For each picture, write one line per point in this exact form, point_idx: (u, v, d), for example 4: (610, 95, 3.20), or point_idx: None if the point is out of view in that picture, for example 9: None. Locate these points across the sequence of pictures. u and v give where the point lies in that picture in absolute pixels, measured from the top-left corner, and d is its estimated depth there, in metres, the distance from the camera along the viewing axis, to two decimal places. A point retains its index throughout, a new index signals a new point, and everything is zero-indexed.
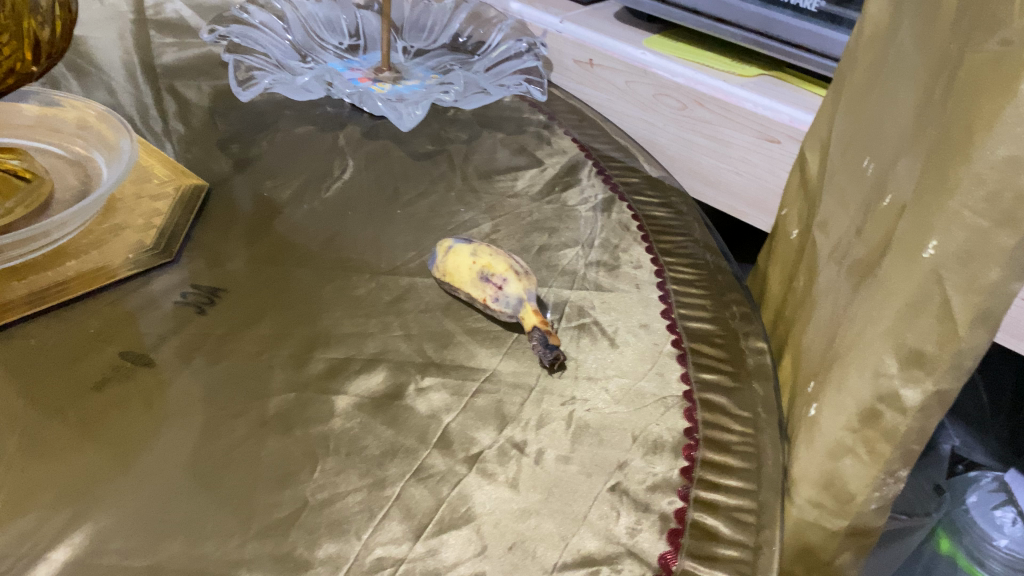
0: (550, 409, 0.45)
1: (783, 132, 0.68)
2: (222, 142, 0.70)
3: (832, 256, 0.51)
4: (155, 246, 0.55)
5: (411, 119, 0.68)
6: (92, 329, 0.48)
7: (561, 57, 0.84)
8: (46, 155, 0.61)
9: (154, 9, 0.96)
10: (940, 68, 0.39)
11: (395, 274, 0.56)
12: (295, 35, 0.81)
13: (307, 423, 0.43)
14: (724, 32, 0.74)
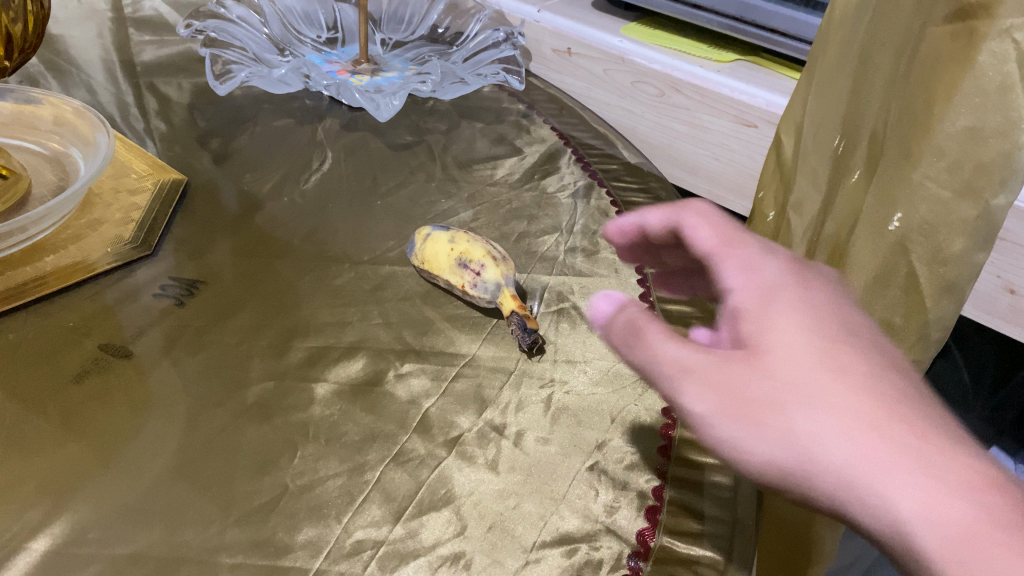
0: (529, 393, 0.46)
1: (759, 116, 0.69)
2: (200, 137, 0.70)
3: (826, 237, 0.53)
4: (133, 239, 0.55)
5: (389, 110, 0.68)
6: (70, 323, 0.48)
7: (538, 46, 0.84)
8: (23, 152, 0.61)
9: (132, 7, 0.95)
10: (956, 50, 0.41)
11: (375, 263, 0.56)
12: (273, 29, 0.81)
13: (287, 411, 0.43)
14: (700, 18, 0.74)
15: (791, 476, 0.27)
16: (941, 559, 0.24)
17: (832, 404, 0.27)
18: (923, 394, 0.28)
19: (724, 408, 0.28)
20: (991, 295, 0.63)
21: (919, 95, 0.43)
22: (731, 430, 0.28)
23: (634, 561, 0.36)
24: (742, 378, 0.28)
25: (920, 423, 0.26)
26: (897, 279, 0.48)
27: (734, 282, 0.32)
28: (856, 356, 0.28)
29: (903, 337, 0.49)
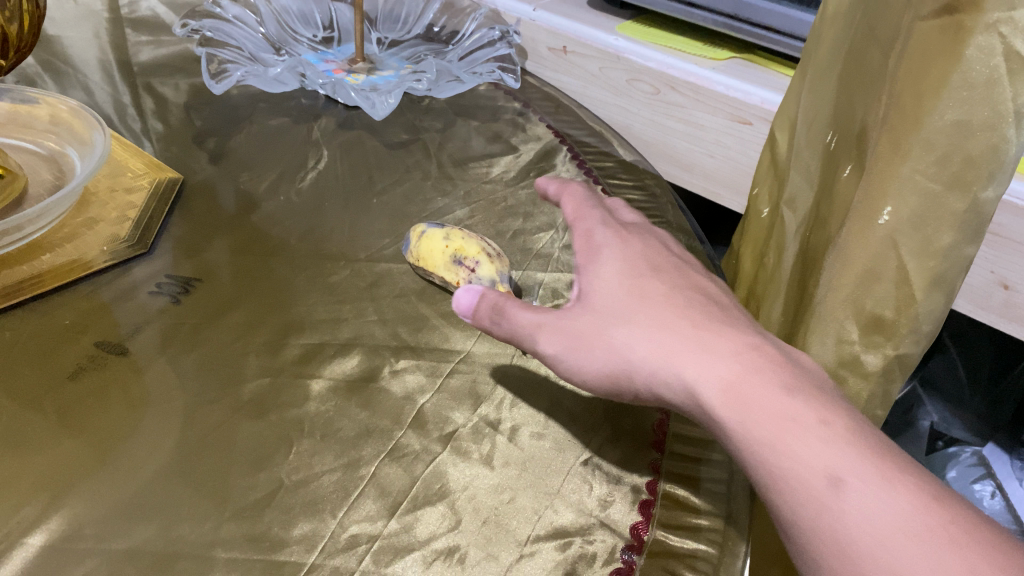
0: (524, 389, 0.46)
1: (754, 113, 0.69)
2: (197, 136, 0.70)
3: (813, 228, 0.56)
4: (130, 238, 0.55)
5: (385, 108, 0.68)
6: (66, 320, 0.48)
7: (534, 45, 0.84)
8: (20, 152, 0.61)
9: (129, 7, 0.96)
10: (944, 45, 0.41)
11: (371, 261, 0.56)
12: (269, 29, 0.81)
13: (282, 407, 0.43)
14: (695, 15, 0.75)
15: (620, 377, 0.38)
16: (719, 407, 0.34)
17: (639, 321, 0.39)
18: (705, 304, 0.40)
19: (566, 342, 0.40)
20: (982, 287, 0.63)
21: (910, 90, 0.44)
22: (571, 353, 0.40)
23: (628, 555, 0.37)
24: (579, 318, 0.40)
25: (694, 320, 0.38)
26: (889, 272, 0.48)
27: (581, 255, 0.45)
28: (658, 290, 0.41)
29: (895, 329, 0.50)
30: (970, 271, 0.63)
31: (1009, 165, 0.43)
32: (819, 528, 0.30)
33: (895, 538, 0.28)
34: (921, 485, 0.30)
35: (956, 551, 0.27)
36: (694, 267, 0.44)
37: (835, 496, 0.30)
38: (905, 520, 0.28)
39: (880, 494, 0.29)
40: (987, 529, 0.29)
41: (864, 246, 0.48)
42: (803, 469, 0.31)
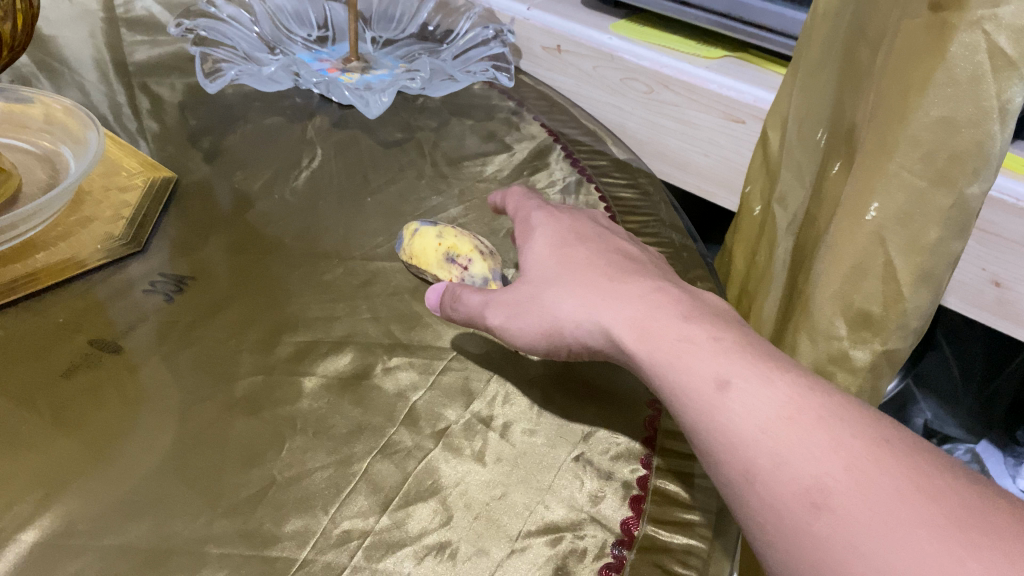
0: (516, 385, 0.46)
1: (747, 112, 0.69)
2: (192, 135, 0.70)
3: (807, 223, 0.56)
4: (124, 237, 0.56)
5: (379, 106, 0.69)
6: (61, 319, 0.49)
7: (529, 44, 0.84)
8: (14, 151, 0.61)
9: (125, 7, 0.96)
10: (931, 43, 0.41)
11: (366, 259, 0.56)
12: (263, 28, 0.82)
13: (275, 405, 0.43)
14: (688, 15, 0.75)
15: (554, 331, 0.42)
16: (632, 346, 0.38)
17: (564, 282, 0.43)
18: (623, 263, 0.44)
19: (506, 311, 0.44)
20: (971, 284, 0.63)
21: (897, 87, 0.44)
22: (513, 320, 0.43)
23: (618, 549, 0.37)
24: (517, 288, 0.44)
25: (611, 275, 0.42)
26: (876, 268, 0.49)
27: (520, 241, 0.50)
28: (582, 256, 0.45)
29: (883, 325, 0.51)
30: (959, 266, 0.63)
31: (994, 160, 0.43)
32: (712, 429, 0.32)
33: (776, 426, 0.30)
34: (801, 379, 0.32)
35: (828, 426, 0.30)
36: (619, 235, 0.49)
37: (722, 397, 0.32)
38: (783, 408, 0.31)
39: (763, 391, 0.32)
40: (860, 408, 0.31)
41: (853, 243, 0.49)
42: (697, 381, 0.34)
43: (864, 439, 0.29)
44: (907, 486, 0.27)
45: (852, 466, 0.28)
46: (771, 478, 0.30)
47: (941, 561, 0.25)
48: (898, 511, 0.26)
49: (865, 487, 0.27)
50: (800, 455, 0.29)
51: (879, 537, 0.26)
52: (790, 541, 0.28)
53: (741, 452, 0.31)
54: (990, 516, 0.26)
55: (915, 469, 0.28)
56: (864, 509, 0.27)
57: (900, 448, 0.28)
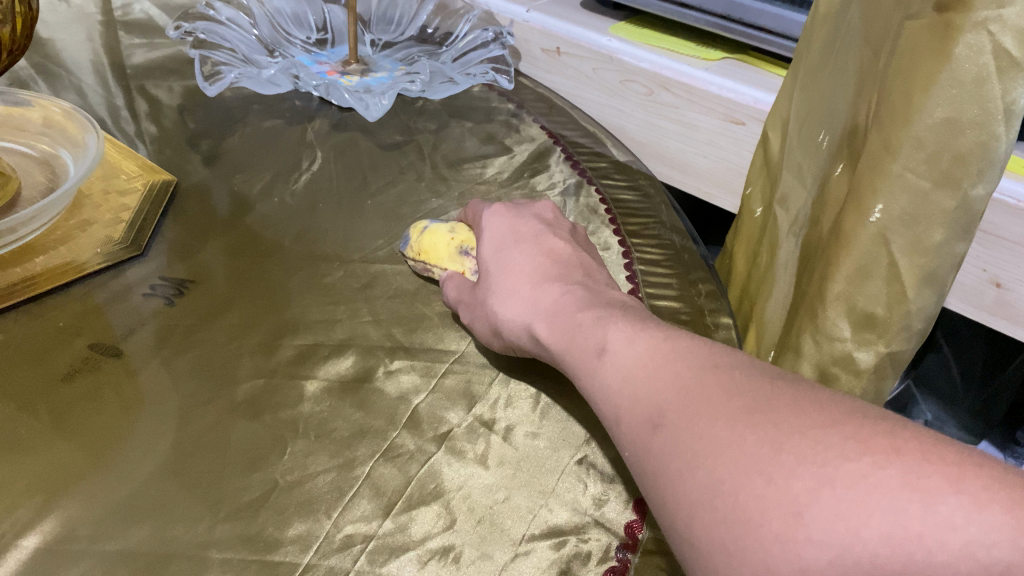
0: (518, 389, 0.46)
1: (747, 113, 0.69)
2: (191, 138, 0.70)
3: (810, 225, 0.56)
4: (124, 240, 0.55)
5: (378, 109, 0.69)
6: (61, 323, 0.48)
7: (528, 46, 0.84)
8: (12, 154, 0.61)
9: (122, 10, 0.96)
10: (935, 45, 0.41)
11: (366, 261, 0.56)
12: (262, 31, 0.81)
13: (276, 408, 0.43)
14: (687, 16, 0.75)
15: (496, 333, 0.45)
16: (552, 346, 0.41)
17: (498, 289, 0.46)
18: (553, 257, 0.47)
19: (467, 310, 0.48)
20: (973, 286, 0.63)
21: (900, 88, 0.44)
22: (471, 320, 0.48)
23: (623, 553, 0.37)
24: (471, 293, 0.48)
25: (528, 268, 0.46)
26: (878, 269, 0.49)
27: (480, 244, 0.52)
28: (515, 249, 0.48)
29: (886, 326, 0.51)
30: (962, 268, 0.63)
31: (999, 161, 0.43)
32: (591, 388, 0.37)
33: (632, 372, 0.34)
34: (661, 332, 0.36)
35: (668, 360, 0.34)
36: (561, 230, 0.50)
37: (599, 361, 0.37)
38: (641, 356, 0.35)
39: (628, 347, 0.36)
40: (701, 342, 0.35)
41: (856, 245, 0.49)
42: (585, 353, 0.38)
43: (695, 365, 0.33)
44: (716, 392, 0.30)
45: (680, 386, 0.32)
46: (626, 410, 0.33)
47: (731, 440, 0.28)
48: (707, 410, 0.30)
49: (686, 402, 0.31)
50: (647, 390, 0.33)
51: (689, 433, 0.30)
52: (637, 459, 0.32)
53: (608, 399, 0.35)
54: (776, 401, 0.29)
55: (730, 379, 0.31)
56: (685, 416, 0.30)
57: (722, 366, 0.32)
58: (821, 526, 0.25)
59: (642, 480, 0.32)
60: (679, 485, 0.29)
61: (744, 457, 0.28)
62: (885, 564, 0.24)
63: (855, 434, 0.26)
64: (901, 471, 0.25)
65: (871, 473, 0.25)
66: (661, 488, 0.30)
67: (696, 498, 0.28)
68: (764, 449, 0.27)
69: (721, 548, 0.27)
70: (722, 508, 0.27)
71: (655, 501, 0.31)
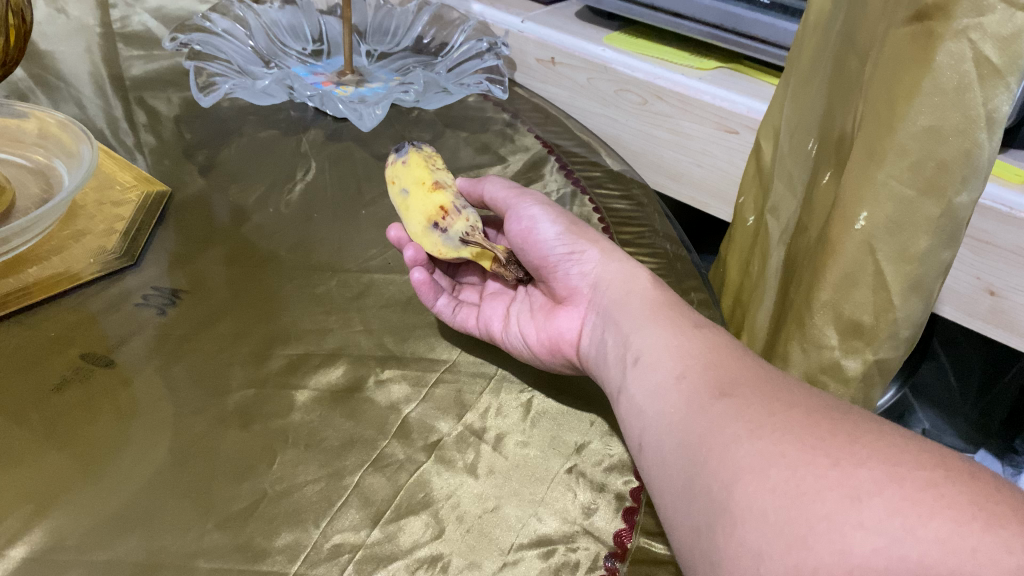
0: (509, 398, 0.46)
1: (741, 122, 0.69)
2: (187, 149, 0.70)
3: (801, 234, 0.57)
4: (118, 250, 0.55)
5: (372, 119, 0.69)
6: (53, 333, 0.48)
7: (523, 56, 0.84)
8: (8, 166, 0.61)
9: (121, 23, 0.96)
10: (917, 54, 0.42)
11: (360, 271, 0.56)
12: (258, 42, 0.82)
13: (266, 417, 0.43)
14: (681, 26, 0.75)
15: (580, 240, 0.49)
16: (648, 294, 0.46)
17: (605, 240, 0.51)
18: None
19: (552, 211, 0.51)
20: (962, 291, 0.64)
21: (886, 97, 0.44)
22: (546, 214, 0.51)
23: (610, 562, 0.37)
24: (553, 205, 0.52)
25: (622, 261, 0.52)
26: (867, 278, 0.49)
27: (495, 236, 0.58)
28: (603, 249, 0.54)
29: (873, 335, 0.52)
30: (953, 273, 0.63)
31: (982, 169, 0.43)
32: (674, 347, 0.40)
33: (721, 347, 0.39)
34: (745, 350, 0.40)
35: (753, 367, 0.37)
36: None
37: (692, 331, 0.41)
38: (732, 350, 0.39)
39: (720, 333, 0.41)
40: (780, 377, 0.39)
41: (844, 253, 0.49)
42: (683, 318, 0.43)
43: (778, 378, 0.36)
44: (798, 397, 0.34)
45: (761, 379, 0.36)
46: (699, 376, 0.37)
47: (806, 423, 0.31)
48: (788, 399, 0.34)
49: (767, 393, 0.34)
50: (731, 373, 0.37)
51: (769, 408, 0.33)
52: (697, 420, 0.35)
53: (690, 348, 0.40)
54: (852, 413, 0.33)
55: (810, 395, 0.34)
56: (758, 397, 0.34)
57: (804, 387, 0.36)
58: (875, 516, 0.26)
59: (690, 441, 0.34)
60: (736, 446, 0.32)
61: (816, 439, 0.30)
62: (933, 562, 0.24)
63: (926, 454, 0.28)
64: (969, 490, 0.26)
65: (939, 484, 0.26)
66: (713, 454, 0.32)
67: (753, 463, 0.31)
68: (838, 438, 0.30)
69: (768, 508, 0.29)
70: (778, 475, 0.29)
71: (698, 463, 0.33)
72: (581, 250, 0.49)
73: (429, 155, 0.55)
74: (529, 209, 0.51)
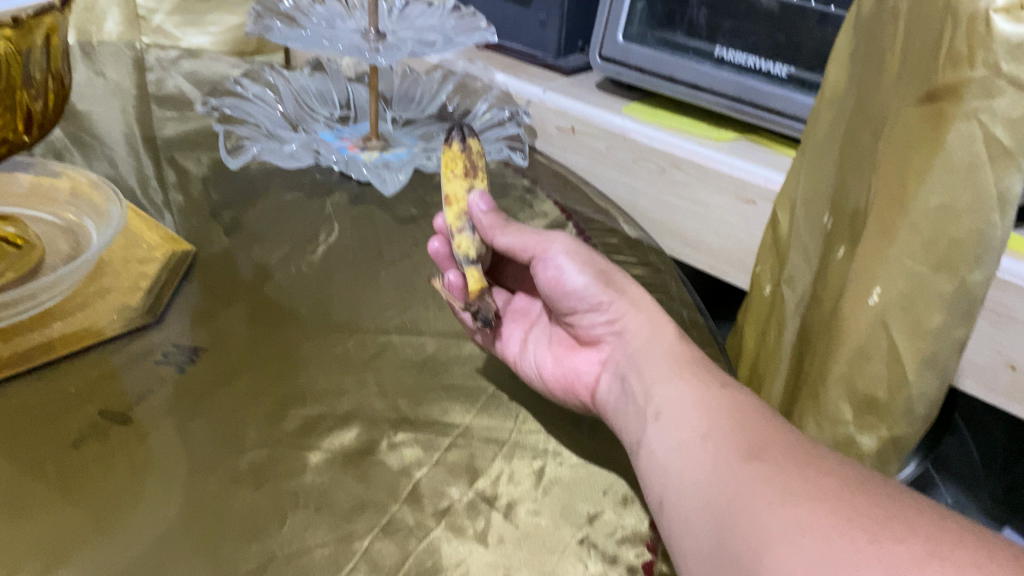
0: (521, 465, 0.46)
1: (758, 193, 0.71)
2: (214, 208, 0.72)
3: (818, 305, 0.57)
4: (141, 307, 0.56)
5: (394, 184, 0.70)
6: (73, 388, 0.49)
7: (544, 124, 0.85)
8: (39, 223, 0.63)
9: (156, 86, 1.00)
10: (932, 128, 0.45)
11: (377, 331, 0.57)
12: (286, 107, 0.83)
13: (278, 478, 0.43)
14: (700, 98, 0.77)
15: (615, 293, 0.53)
16: (674, 348, 0.50)
17: (636, 287, 0.55)
18: None
19: (587, 259, 0.54)
20: (985, 365, 0.62)
21: None
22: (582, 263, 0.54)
23: None
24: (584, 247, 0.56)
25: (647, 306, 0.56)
26: None
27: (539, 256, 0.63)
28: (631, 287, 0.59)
29: None
30: (971, 345, 0.62)
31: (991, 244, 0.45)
32: (702, 403, 0.44)
33: (748, 410, 0.42)
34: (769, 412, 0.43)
35: (781, 432, 0.40)
36: None
37: (720, 391, 0.44)
38: (757, 411, 0.42)
39: (747, 395, 0.44)
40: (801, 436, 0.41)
41: None
42: (709, 373, 0.47)
43: (805, 443, 0.39)
44: (825, 464, 0.37)
45: (787, 443, 0.39)
46: (727, 438, 0.40)
47: (838, 493, 0.34)
48: (822, 468, 0.36)
49: (797, 459, 0.37)
50: (760, 438, 0.40)
51: (800, 476, 0.36)
52: (731, 484, 0.37)
53: (718, 410, 0.43)
54: (881, 484, 0.35)
55: (835, 461, 0.37)
56: (788, 462, 0.37)
57: (829, 453, 0.38)
58: None
59: (724, 506, 0.37)
60: (771, 512, 0.34)
61: (850, 510, 0.33)
62: None
63: (957, 531, 0.31)
64: (1003, 567, 0.28)
65: (972, 563, 0.29)
66: (748, 519, 0.35)
67: (787, 530, 0.33)
68: (872, 509, 0.33)
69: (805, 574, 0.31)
70: (814, 543, 0.32)
71: (732, 527, 0.36)
72: (613, 305, 0.53)
73: (454, 157, 0.55)
74: (565, 260, 0.54)
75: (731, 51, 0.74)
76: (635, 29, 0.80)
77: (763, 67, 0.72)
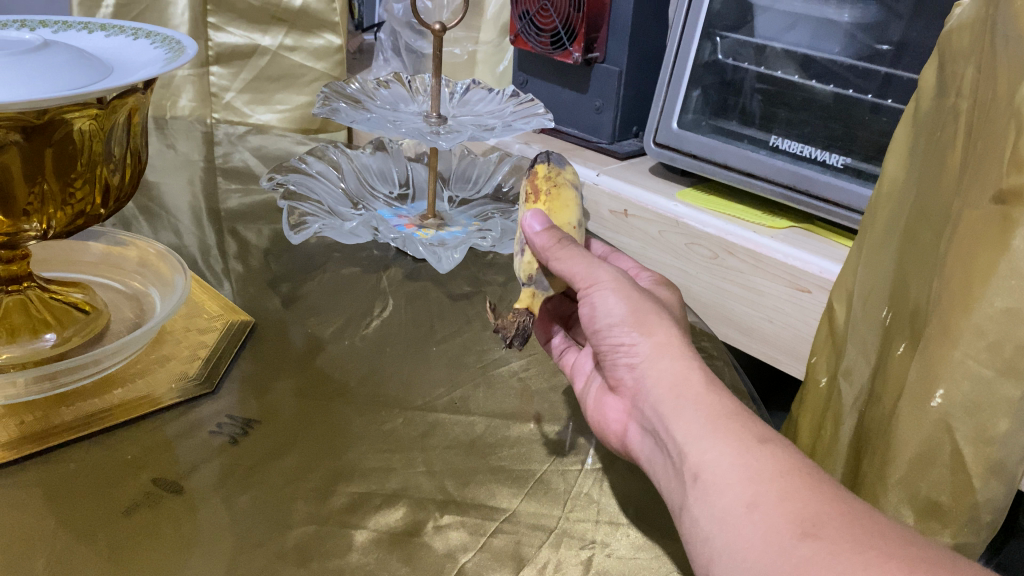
0: (569, 554, 0.45)
1: (814, 282, 0.70)
2: (273, 280, 0.74)
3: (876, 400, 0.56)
4: (198, 376, 0.58)
5: (450, 262, 0.71)
6: (129, 455, 0.50)
7: (596, 207, 0.86)
8: (107, 290, 0.65)
9: (224, 159, 1.04)
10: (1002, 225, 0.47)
11: (427, 409, 0.57)
12: (349, 184, 0.87)
13: (324, 557, 0.43)
14: (754, 185, 0.78)
15: (636, 337, 0.50)
16: (702, 402, 0.46)
17: (671, 330, 0.51)
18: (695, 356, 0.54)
19: (615, 296, 0.52)
20: None
21: None
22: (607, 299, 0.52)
23: None
24: (627, 282, 0.53)
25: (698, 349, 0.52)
26: None
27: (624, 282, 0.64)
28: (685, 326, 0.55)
29: None
30: None
31: None
32: (739, 464, 0.42)
33: (792, 470, 0.41)
34: (811, 466, 0.42)
35: (828, 497, 0.39)
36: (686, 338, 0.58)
37: (758, 449, 0.42)
38: (800, 470, 0.41)
39: (789, 451, 0.42)
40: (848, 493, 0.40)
41: None
42: (744, 431, 0.43)
43: (854, 510, 0.38)
44: (882, 539, 0.36)
45: (837, 512, 0.38)
46: (774, 509, 0.39)
47: None
48: (882, 547, 0.35)
49: (849, 534, 0.36)
50: (807, 506, 0.38)
51: (858, 559, 0.35)
52: (785, 566, 0.36)
53: (759, 472, 0.41)
54: (945, 564, 0.34)
55: (890, 532, 0.37)
56: (846, 542, 0.36)
57: (880, 520, 0.38)
58: None
59: None
60: None
61: None
62: None
63: None
64: None
65: None
66: None
67: None
68: None
69: None
70: None
71: None
72: (635, 349, 0.50)
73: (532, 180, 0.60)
74: (595, 296, 0.52)
75: (786, 140, 0.75)
76: (690, 117, 0.81)
77: (819, 157, 0.73)
